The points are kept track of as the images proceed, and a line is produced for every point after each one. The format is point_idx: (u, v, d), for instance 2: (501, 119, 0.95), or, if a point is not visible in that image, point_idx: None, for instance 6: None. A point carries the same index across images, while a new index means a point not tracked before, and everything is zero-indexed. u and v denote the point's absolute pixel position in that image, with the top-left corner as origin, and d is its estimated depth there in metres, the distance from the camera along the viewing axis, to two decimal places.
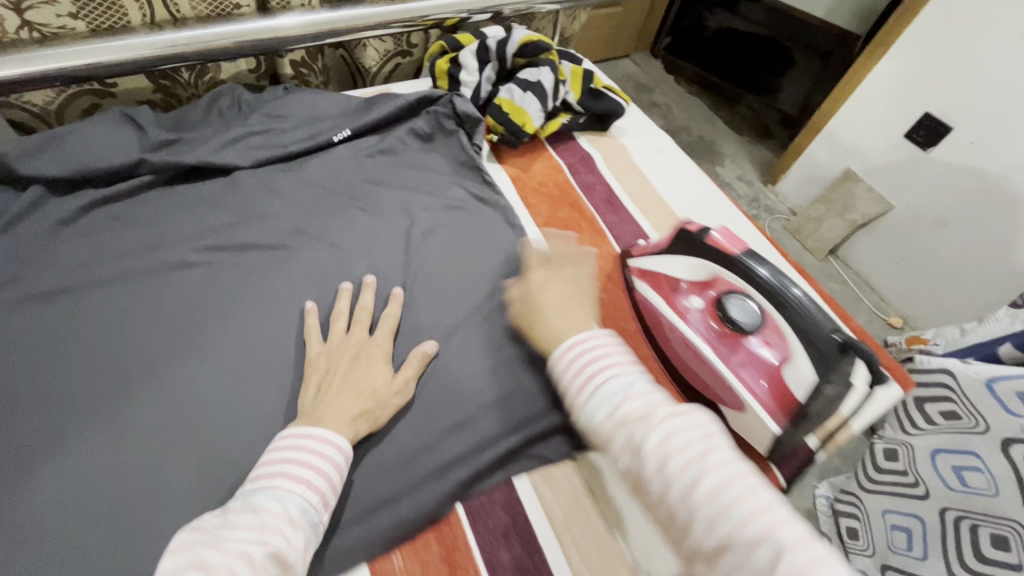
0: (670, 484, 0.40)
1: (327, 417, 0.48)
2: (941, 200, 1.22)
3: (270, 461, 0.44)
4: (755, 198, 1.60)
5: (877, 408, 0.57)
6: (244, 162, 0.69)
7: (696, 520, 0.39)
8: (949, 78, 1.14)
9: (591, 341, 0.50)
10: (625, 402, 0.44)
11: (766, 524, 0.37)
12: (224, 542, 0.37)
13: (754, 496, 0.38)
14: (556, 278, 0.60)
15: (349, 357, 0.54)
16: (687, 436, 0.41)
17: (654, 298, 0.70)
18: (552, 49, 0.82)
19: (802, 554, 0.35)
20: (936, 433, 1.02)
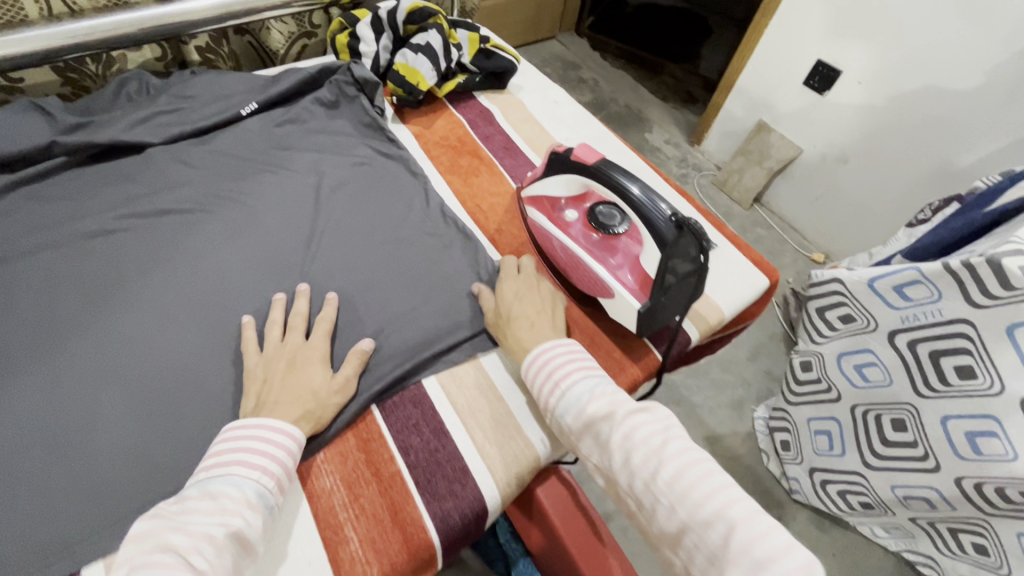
0: (635, 475, 0.47)
1: (269, 418, 0.49)
2: (838, 139, 1.72)
3: (226, 449, 0.47)
4: (684, 158, 2.17)
5: (744, 294, 0.71)
6: (156, 138, 0.73)
7: (660, 504, 0.45)
8: (831, 31, 1.60)
9: (555, 349, 0.57)
10: (590, 403, 0.51)
11: (718, 504, 0.44)
12: (188, 526, 0.40)
13: (709, 479, 0.45)
14: (525, 294, 0.63)
15: (284, 364, 0.55)
16: (649, 431, 0.48)
17: (536, 218, 0.68)
18: (439, 14, 0.86)
19: (748, 528, 0.42)
20: (839, 337, 1.21)
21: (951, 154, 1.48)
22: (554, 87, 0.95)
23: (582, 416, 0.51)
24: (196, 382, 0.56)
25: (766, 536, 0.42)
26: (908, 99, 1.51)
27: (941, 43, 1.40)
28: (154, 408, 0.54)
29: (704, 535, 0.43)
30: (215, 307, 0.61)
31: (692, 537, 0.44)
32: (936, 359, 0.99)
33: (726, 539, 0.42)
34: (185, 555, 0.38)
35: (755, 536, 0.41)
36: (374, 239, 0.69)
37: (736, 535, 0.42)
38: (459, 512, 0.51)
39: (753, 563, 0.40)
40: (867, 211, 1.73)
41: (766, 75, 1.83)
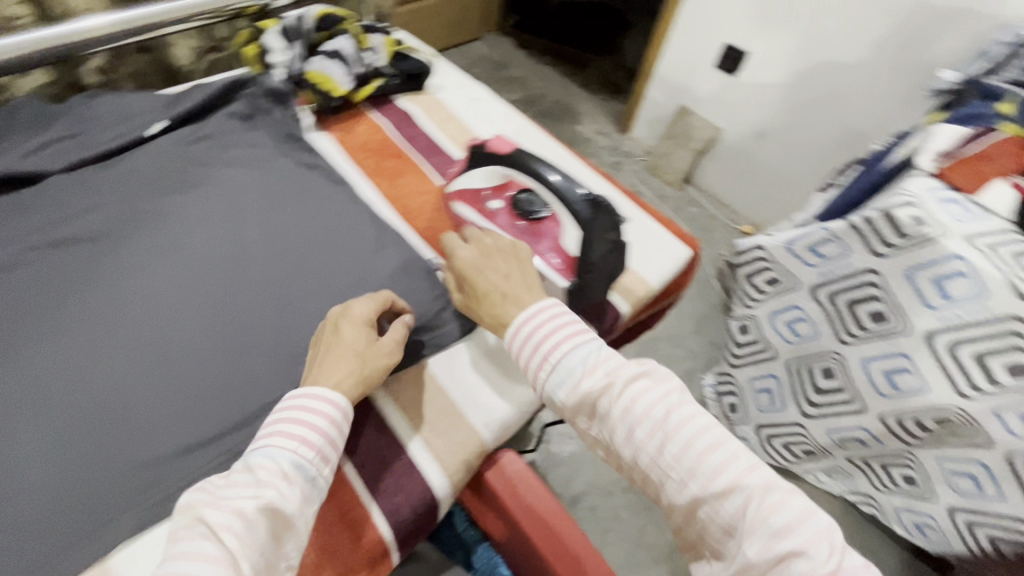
0: (640, 450, 0.48)
1: (313, 386, 0.51)
2: (753, 117, 1.82)
3: (274, 419, 0.49)
4: (615, 146, 2.24)
5: (669, 267, 0.75)
6: (56, 166, 0.69)
7: (669, 478, 0.46)
8: (736, 16, 1.70)
9: (540, 318, 0.53)
10: (585, 377, 0.50)
11: (731, 474, 0.45)
12: (226, 498, 0.43)
13: (719, 448, 0.46)
14: (486, 266, 0.59)
15: (332, 327, 0.56)
16: (650, 403, 0.48)
17: (462, 213, 0.68)
18: (347, 19, 0.86)
19: (762, 496, 0.44)
20: (768, 298, 1.29)
21: (853, 122, 1.61)
22: (474, 84, 0.97)
23: (576, 391, 0.50)
24: (122, 411, 0.54)
25: (779, 503, 0.43)
26: (809, 75, 1.63)
27: (833, 21, 1.52)
28: (78, 443, 0.51)
29: (718, 506, 0.45)
30: (136, 332, 0.58)
31: (704, 509, 0.45)
32: (852, 308, 1.08)
33: (740, 508, 0.44)
34: (217, 530, 0.41)
35: (771, 505, 0.43)
36: (304, 251, 0.69)
37: (751, 505, 0.43)
38: (410, 506, 0.52)
39: (768, 531, 0.42)
40: (785, 181, 1.85)
41: (681, 61, 1.92)
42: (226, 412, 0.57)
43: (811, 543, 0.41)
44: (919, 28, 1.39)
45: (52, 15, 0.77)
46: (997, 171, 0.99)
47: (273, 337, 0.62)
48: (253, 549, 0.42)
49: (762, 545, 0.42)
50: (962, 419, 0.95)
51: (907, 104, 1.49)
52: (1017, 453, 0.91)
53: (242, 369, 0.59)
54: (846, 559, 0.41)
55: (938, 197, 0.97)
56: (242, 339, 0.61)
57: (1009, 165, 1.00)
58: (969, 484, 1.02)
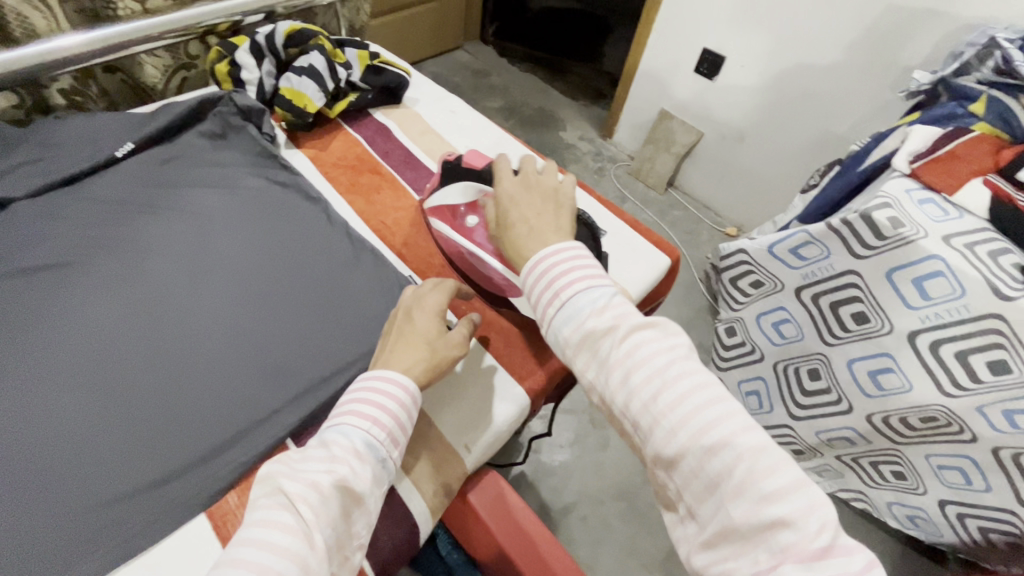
0: (633, 395, 0.44)
1: (391, 367, 0.52)
2: (733, 121, 1.84)
3: (347, 400, 0.49)
4: (598, 151, 2.25)
5: (649, 275, 0.75)
6: (19, 192, 0.68)
7: (658, 428, 0.43)
8: (712, 21, 1.72)
9: (558, 257, 0.52)
10: (591, 317, 0.47)
11: (727, 433, 0.41)
12: (303, 470, 0.41)
13: (717, 405, 0.43)
14: (522, 197, 0.59)
15: (404, 315, 0.57)
16: (652, 350, 0.45)
17: (440, 228, 0.70)
18: (319, 35, 0.85)
19: (755, 459, 0.40)
20: (753, 300, 1.29)
21: (831, 123, 1.62)
22: (450, 97, 0.97)
23: (580, 329, 0.47)
24: (86, 445, 0.52)
25: (771, 469, 0.40)
26: (785, 77, 1.65)
27: (805, 25, 1.54)
28: (40, 482, 0.49)
29: (707, 463, 0.41)
30: (103, 362, 0.57)
31: (691, 465, 0.42)
32: (835, 309, 1.08)
33: (728, 466, 0.40)
34: (296, 501, 0.39)
35: (764, 468, 0.40)
36: (279, 271, 0.68)
37: (743, 466, 0.40)
38: (390, 533, 0.51)
39: (757, 495, 0.39)
40: (765, 183, 1.87)
41: (660, 66, 1.94)
42: (195, 442, 0.55)
43: (799, 514, 0.38)
44: (888, 30, 1.41)
45: (12, 36, 0.73)
46: (971, 170, 0.98)
47: (245, 361, 0.60)
48: (327, 523, 0.40)
49: (748, 507, 0.39)
50: (948, 419, 0.93)
51: (881, 105, 1.51)
52: (1003, 446, 0.89)
53: (212, 396, 0.58)
54: (841, 539, 0.37)
55: (914, 199, 0.99)
56: (214, 365, 0.59)
57: (985, 164, 0.99)
58: (958, 477, 0.99)
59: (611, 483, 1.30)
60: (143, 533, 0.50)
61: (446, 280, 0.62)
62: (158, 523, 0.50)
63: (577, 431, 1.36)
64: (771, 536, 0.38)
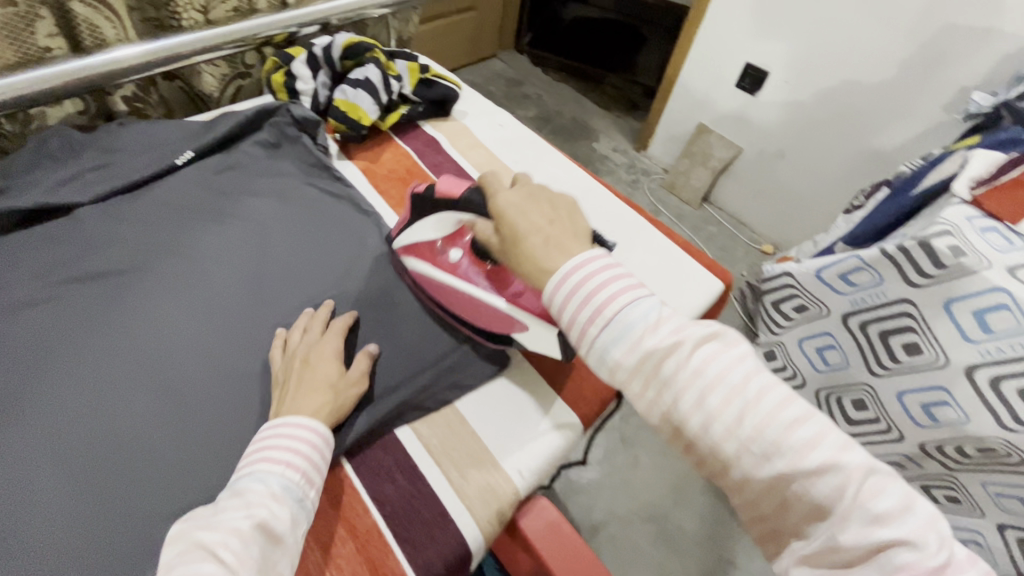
0: (717, 421, 0.41)
1: (292, 414, 0.50)
2: (774, 138, 1.80)
3: (253, 447, 0.48)
4: (632, 164, 2.23)
5: (701, 301, 0.73)
6: (85, 197, 0.69)
7: (747, 454, 0.41)
8: (757, 35, 1.69)
9: (593, 270, 0.45)
10: (651, 339, 0.43)
11: (823, 451, 0.39)
12: (217, 522, 0.41)
13: (806, 423, 0.40)
14: (525, 205, 0.50)
15: (300, 362, 0.56)
16: (726, 368, 0.42)
17: (421, 268, 0.65)
18: (376, 48, 0.85)
19: (860, 477, 0.38)
20: (796, 325, 1.25)
21: (877, 143, 1.58)
22: (498, 111, 0.97)
23: (637, 351, 0.43)
24: (146, 455, 0.53)
25: (878, 483, 0.38)
26: (831, 94, 1.61)
27: (855, 41, 1.50)
28: (102, 489, 0.50)
29: (807, 484, 0.39)
30: (163, 371, 0.58)
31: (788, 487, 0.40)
32: (885, 338, 1.04)
33: (834, 487, 0.38)
34: (215, 549, 0.39)
35: (870, 486, 0.38)
36: (329, 285, 0.68)
37: (849, 486, 0.38)
38: (442, 559, 0.50)
39: (866, 516, 0.37)
40: (805, 201, 1.82)
41: (700, 80, 1.91)
42: None
43: (916, 532, 0.36)
44: (946, 49, 1.36)
45: (84, 45, 0.75)
46: None
47: None
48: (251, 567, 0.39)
49: (858, 529, 0.37)
50: (1007, 450, 0.87)
51: (933, 126, 1.46)
52: None
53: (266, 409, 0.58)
54: (954, 553, 0.36)
55: (976, 227, 0.95)
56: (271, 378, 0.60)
57: None
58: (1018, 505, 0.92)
59: (641, 504, 1.27)
60: None
61: (336, 320, 0.62)
62: None
63: (608, 449, 1.34)
64: (885, 557, 0.36)
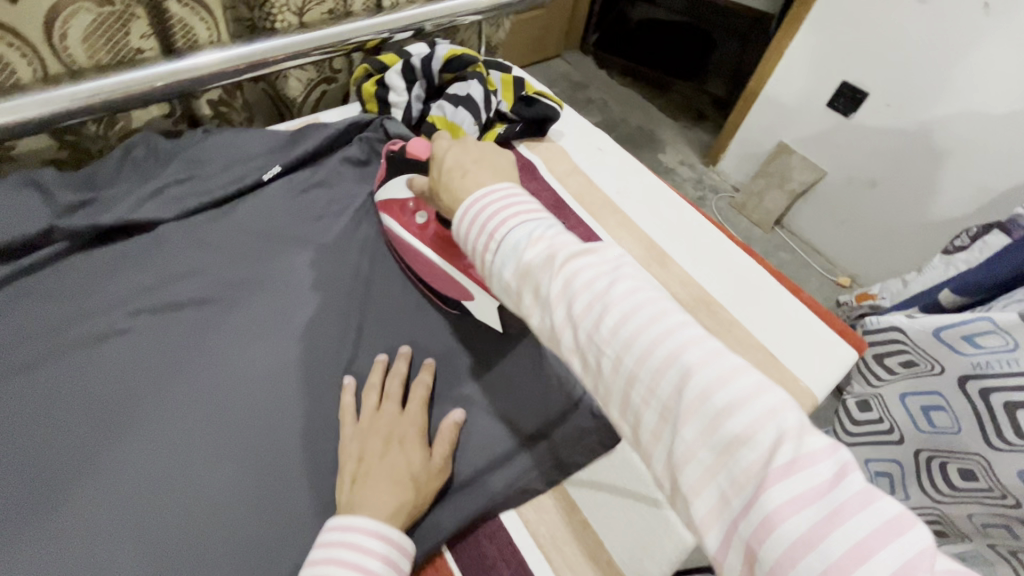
0: (577, 327, 0.40)
1: (366, 517, 0.44)
2: (866, 165, 1.66)
3: (314, 557, 0.42)
4: (700, 179, 2.11)
5: (833, 373, 0.65)
6: (168, 213, 0.64)
7: (605, 359, 0.39)
8: (858, 52, 1.55)
9: (488, 194, 0.47)
10: (526, 251, 0.43)
11: (674, 350, 0.37)
12: None
13: (663, 324, 0.38)
14: (456, 148, 0.53)
15: (382, 440, 0.50)
16: (591, 275, 0.41)
17: (387, 223, 0.66)
18: (478, 62, 0.79)
19: (706, 376, 0.36)
20: (900, 380, 1.14)
21: (991, 179, 1.42)
22: (597, 132, 0.89)
23: (518, 267, 0.43)
24: (223, 525, 0.48)
25: (729, 380, 0.35)
26: (940, 123, 1.46)
27: (976, 65, 1.35)
28: (181, 562, 0.45)
29: (657, 388, 0.37)
30: (246, 423, 0.53)
31: (648, 395, 0.38)
32: (1011, 412, 0.90)
33: (679, 385, 0.36)
34: None
35: (719, 382, 0.35)
36: (422, 329, 0.63)
37: (695, 384, 0.36)
38: None
39: (710, 414, 0.35)
40: (895, 235, 1.68)
41: (786, 96, 1.78)
42: None
43: (756, 426, 0.34)
44: None
45: (175, 47, 0.71)
46: None
47: None
48: None
49: (705, 427, 0.35)
50: None
51: None
52: None
53: None
54: (794, 441, 0.33)
55: None
56: None
57: None
58: None
59: None
60: None
61: (416, 384, 0.56)
62: None
63: None
64: (732, 457, 0.34)
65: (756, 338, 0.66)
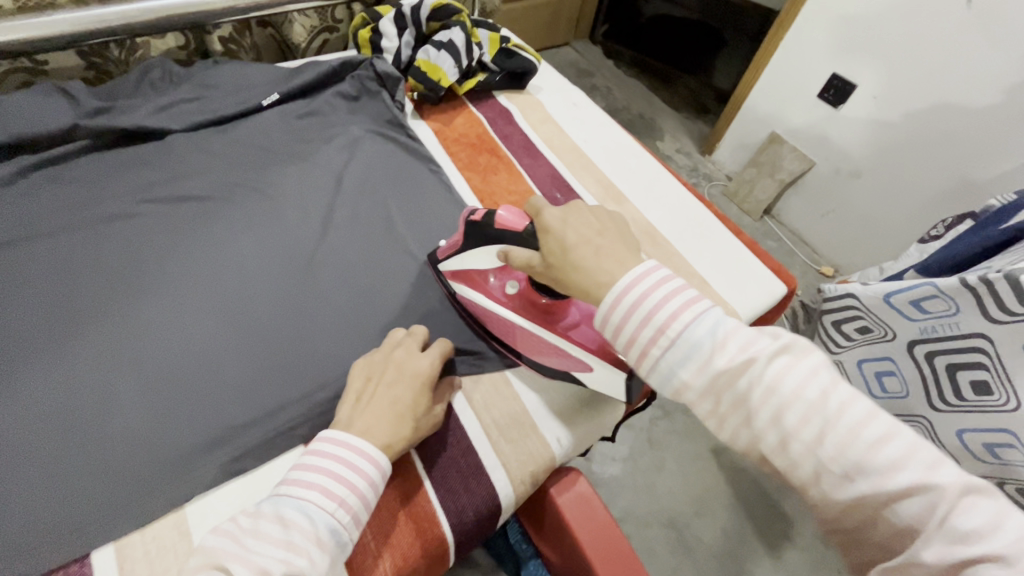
0: (790, 440, 0.40)
1: (360, 436, 0.49)
2: (852, 156, 1.71)
3: (309, 463, 0.47)
4: (695, 167, 2.18)
5: (761, 300, 0.72)
6: (178, 125, 0.73)
7: (824, 473, 0.39)
8: (848, 44, 1.61)
9: (648, 280, 0.45)
10: (720, 356, 0.42)
11: (901, 467, 0.37)
12: (254, 555, 0.40)
13: (887, 437, 0.38)
14: (571, 217, 0.51)
15: (393, 373, 0.55)
16: (796, 381, 0.40)
17: (472, 296, 0.64)
18: (462, 11, 0.86)
19: (946, 496, 0.36)
20: (856, 346, 1.20)
21: (969, 171, 1.47)
22: (574, 89, 0.96)
23: (709, 370, 0.43)
24: (207, 369, 0.57)
25: (968, 501, 0.36)
26: (923, 114, 1.51)
27: (957, 58, 1.40)
28: (167, 392, 0.54)
29: (889, 506, 0.37)
30: (230, 296, 0.62)
31: (869, 508, 0.38)
32: (953, 373, 0.96)
33: (919, 507, 0.36)
34: None
35: (957, 500, 0.36)
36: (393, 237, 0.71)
37: (933, 504, 0.36)
38: (474, 509, 0.53)
39: (948, 533, 0.35)
40: (878, 225, 1.73)
41: (780, 86, 1.83)
42: (301, 381, 0.58)
43: (1005, 547, 0.34)
44: None
45: None
46: None
47: (354, 319, 0.63)
48: None
49: (940, 547, 0.35)
50: None
51: None
52: None
53: (321, 343, 0.61)
54: None
55: None
56: (328, 315, 0.63)
57: None
58: None
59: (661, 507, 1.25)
60: (250, 456, 0.53)
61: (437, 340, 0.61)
62: (260, 449, 0.54)
63: (633, 447, 1.31)
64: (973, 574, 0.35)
65: (693, 266, 0.74)
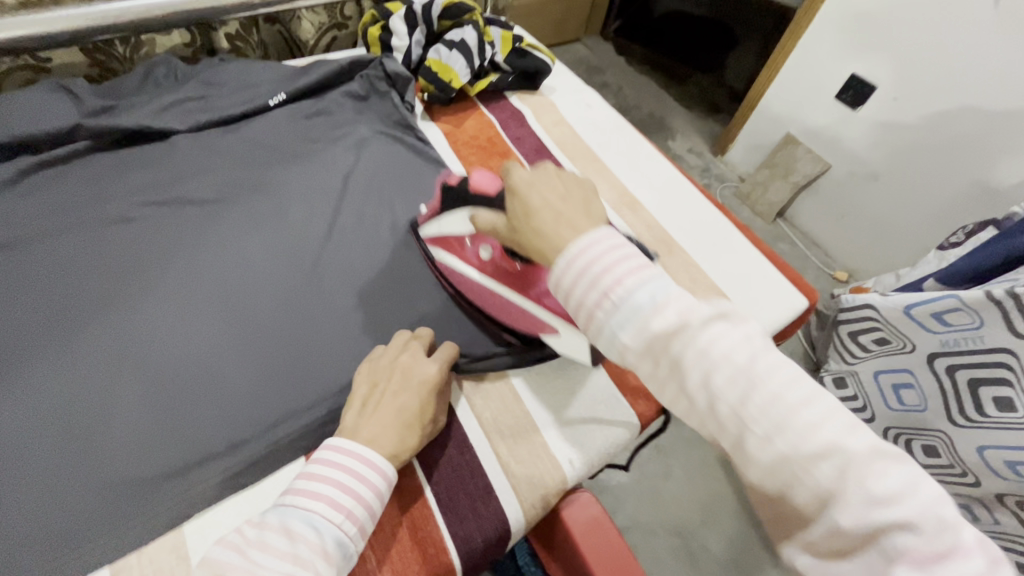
0: (715, 399, 0.35)
1: (368, 445, 0.48)
2: (869, 159, 1.68)
3: (314, 471, 0.45)
4: (707, 168, 2.14)
5: (780, 313, 0.69)
6: (182, 124, 0.72)
7: (746, 434, 0.35)
8: (868, 44, 1.56)
9: (593, 241, 0.42)
10: (654, 313, 0.38)
11: (827, 432, 0.33)
12: (260, 569, 0.39)
13: (813, 402, 0.34)
14: (539, 180, 0.48)
15: (400, 377, 0.53)
16: (729, 341, 0.36)
17: (447, 260, 0.65)
18: (475, 10, 0.84)
19: (866, 461, 0.32)
20: (873, 357, 1.17)
21: (991, 177, 1.42)
22: (588, 90, 0.93)
23: (641, 329, 0.38)
24: (208, 378, 0.55)
25: (891, 471, 0.32)
26: (945, 117, 1.47)
27: (982, 60, 1.35)
28: (167, 402, 0.53)
29: (806, 472, 0.33)
30: (233, 303, 0.60)
31: (787, 474, 0.33)
32: (975, 387, 0.92)
33: (840, 473, 0.32)
34: None
35: (875, 468, 0.32)
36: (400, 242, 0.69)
37: (852, 471, 0.32)
38: (482, 533, 0.51)
39: (864, 497, 0.31)
40: (895, 230, 1.69)
41: (796, 86, 1.79)
42: (304, 392, 0.56)
43: (919, 516, 0.30)
44: None
45: None
46: None
47: (360, 328, 0.61)
48: None
49: (856, 513, 0.31)
50: None
51: None
52: None
53: (326, 353, 0.59)
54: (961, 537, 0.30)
55: None
56: (332, 323, 0.61)
57: None
58: None
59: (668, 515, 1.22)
60: (252, 470, 0.52)
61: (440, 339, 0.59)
62: (263, 462, 0.52)
63: (641, 453, 1.29)
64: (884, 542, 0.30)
65: (710, 277, 0.71)
